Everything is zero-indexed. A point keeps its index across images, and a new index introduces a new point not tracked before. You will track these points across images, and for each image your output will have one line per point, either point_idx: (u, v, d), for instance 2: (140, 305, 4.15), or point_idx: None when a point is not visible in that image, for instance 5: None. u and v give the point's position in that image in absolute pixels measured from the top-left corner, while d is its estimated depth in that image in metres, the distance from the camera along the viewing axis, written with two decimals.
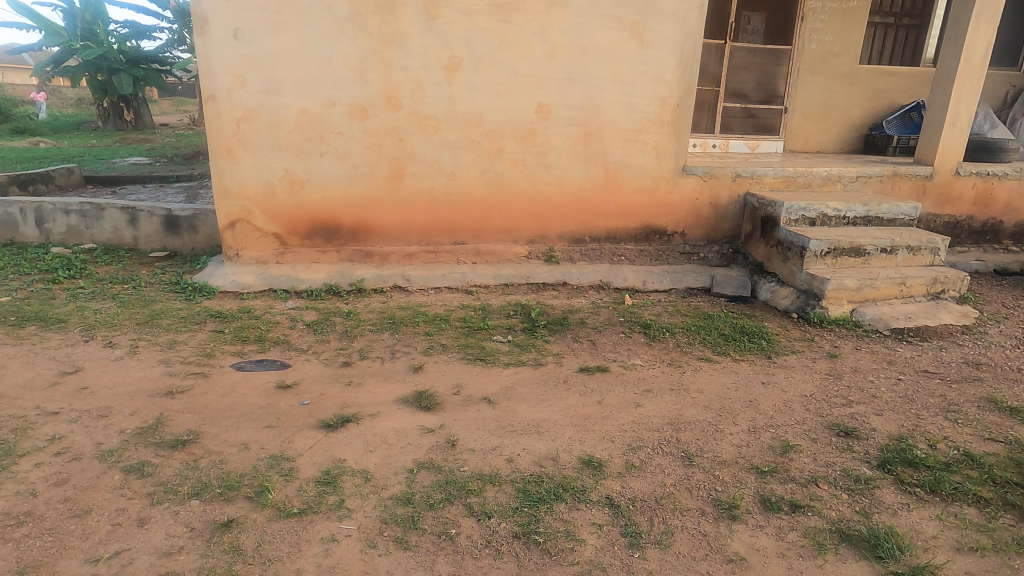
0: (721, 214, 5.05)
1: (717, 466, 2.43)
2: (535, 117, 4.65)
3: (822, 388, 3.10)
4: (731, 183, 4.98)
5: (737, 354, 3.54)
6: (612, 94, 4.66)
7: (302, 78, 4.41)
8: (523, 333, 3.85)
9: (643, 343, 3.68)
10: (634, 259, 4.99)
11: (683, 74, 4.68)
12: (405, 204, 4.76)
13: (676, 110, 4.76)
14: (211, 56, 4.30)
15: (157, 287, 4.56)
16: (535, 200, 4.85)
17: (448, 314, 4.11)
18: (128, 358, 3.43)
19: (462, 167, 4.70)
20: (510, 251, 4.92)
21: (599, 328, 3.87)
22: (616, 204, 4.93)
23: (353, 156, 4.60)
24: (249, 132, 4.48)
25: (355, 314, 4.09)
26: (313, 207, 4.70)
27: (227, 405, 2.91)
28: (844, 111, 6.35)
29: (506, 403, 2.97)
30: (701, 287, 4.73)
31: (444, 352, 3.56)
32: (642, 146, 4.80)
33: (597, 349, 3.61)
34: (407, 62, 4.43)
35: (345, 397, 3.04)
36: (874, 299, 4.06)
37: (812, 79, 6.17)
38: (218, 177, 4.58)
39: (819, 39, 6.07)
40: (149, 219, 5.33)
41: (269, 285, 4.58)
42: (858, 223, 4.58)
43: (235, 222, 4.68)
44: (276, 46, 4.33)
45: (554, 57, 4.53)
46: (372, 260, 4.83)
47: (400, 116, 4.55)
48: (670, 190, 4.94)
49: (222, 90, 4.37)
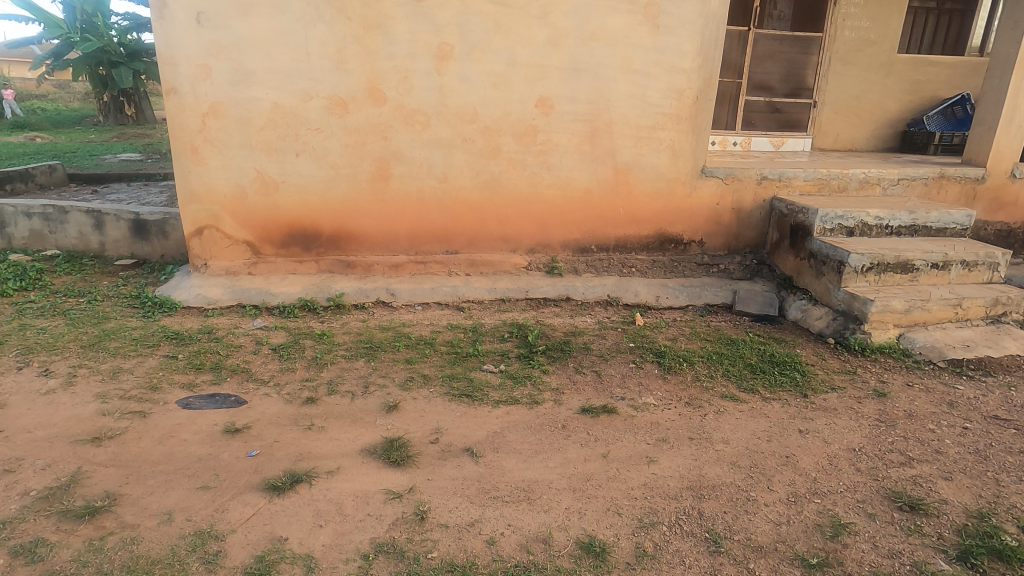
0: (744, 221, 4.51)
1: (751, 555, 1.92)
2: (537, 112, 4.14)
3: (873, 440, 2.58)
4: (755, 187, 4.44)
5: (767, 391, 3.02)
6: (624, 86, 4.13)
7: (275, 68, 3.93)
8: (517, 362, 3.35)
9: (657, 376, 3.15)
10: (646, 271, 4.47)
11: (704, 62, 4.13)
12: (391, 209, 4.28)
13: (695, 104, 4.22)
14: (171, 43, 3.84)
15: (114, 301, 4.11)
16: (535, 204, 4.34)
17: (434, 337, 3.61)
18: (60, 392, 2.97)
19: (454, 167, 4.21)
20: (508, 261, 4.42)
21: (606, 356, 3.35)
22: (626, 209, 4.41)
23: (333, 155, 4.13)
24: (216, 128, 4.03)
25: (328, 336, 3.60)
26: (289, 212, 4.23)
27: (161, 458, 2.45)
28: (879, 105, 5.76)
29: (494, 458, 2.47)
30: (722, 304, 4.21)
31: (425, 386, 3.07)
32: (655, 144, 4.27)
33: (603, 383, 3.09)
34: (392, 49, 3.93)
35: (303, 445, 2.56)
36: (924, 322, 3.53)
37: (845, 70, 5.60)
38: (183, 178, 4.13)
39: (854, 25, 5.49)
40: (115, 223, 4.89)
41: (238, 299, 4.08)
42: (902, 233, 4.03)
43: (203, 228, 4.23)
44: (244, 31, 3.85)
45: (558, 43, 4.00)
46: (354, 271, 4.35)
47: (384, 110, 4.06)
48: (687, 194, 4.41)
49: (185, 81, 3.92)
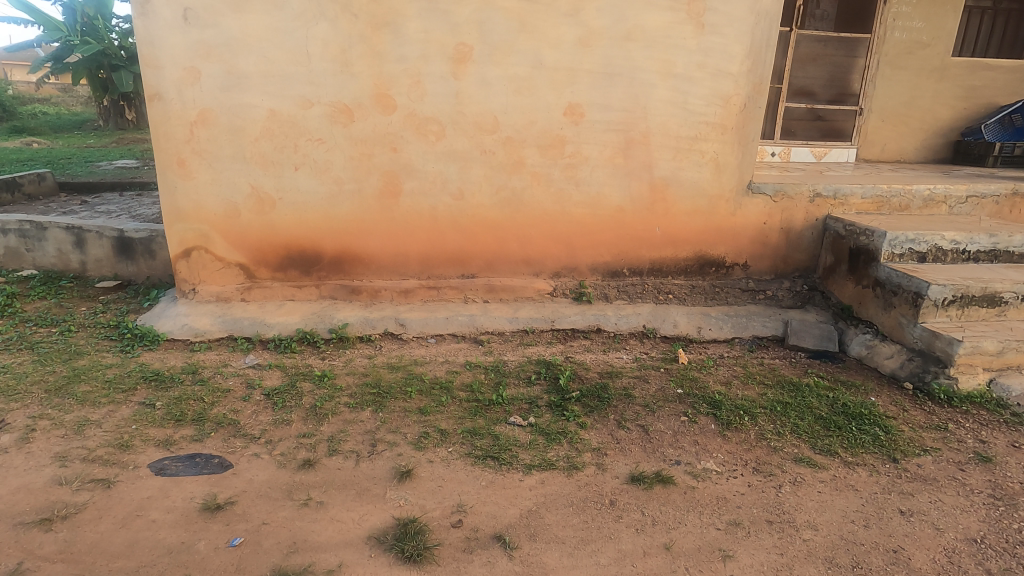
0: (794, 242, 4.04)
1: None
2: (564, 121, 3.68)
3: (996, 527, 2.11)
4: (808, 205, 3.97)
5: (848, 454, 2.55)
6: (663, 92, 3.67)
7: (271, 71, 3.49)
8: (548, 413, 2.87)
9: (714, 434, 2.68)
10: (684, 297, 4.00)
11: (754, 65, 3.67)
12: (401, 228, 3.82)
13: (742, 112, 3.76)
14: (155, 43, 3.41)
15: (89, 332, 3.65)
16: (562, 224, 3.89)
17: (450, 380, 3.15)
18: (13, 451, 2.51)
19: (472, 182, 3.76)
20: (531, 286, 3.96)
21: (651, 407, 2.88)
22: (663, 229, 3.95)
23: (336, 169, 3.68)
24: (205, 138, 3.59)
25: (330, 378, 3.13)
26: (287, 232, 3.79)
27: (123, 549, 1.99)
28: (930, 113, 5.29)
29: (531, 552, 2.00)
30: (773, 337, 3.74)
31: (443, 446, 2.61)
32: (697, 157, 3.81)
33: (653, 443, 2.62)
34: (403, 51, 3.49)
35: (298, 530, 2.10)
36: (1017, 366, 3.06)
37: (895, 75, 5.12)
38: (169, 195, 3.69)
39: (905, 25, 5.01)
40: (97, 241, 4.45)
41: (228, 331, 3.62)
42: (980, 258, 3.57)
43: (191, 250, 3.79)
44: (237, 30, 3.42)
45: (589, 44, 3.55)
46: (359, 297, 3.89)
47: (393, 119, 3.61)
48: (730, 212, 3.94)
49: (171, 87, 3.49)
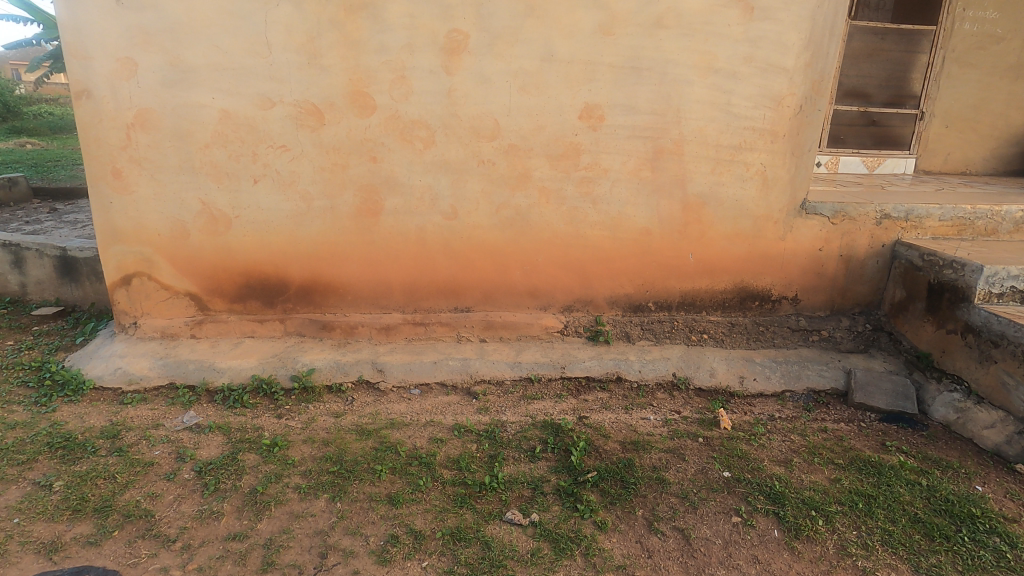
0: (854, 273, 3.35)
1: None
2: (579, 126, 3.03)
3: None
4: (873, 228, 3.28)
5: None
6: (701, 92, 3.00)
7: (223, 63, 2.87)
8: (557, 505, 2.21)
9: (779, 546, 2.00)
10: (722, 338, 3.32)
11: (813, 58, 2.99)
12: (381, 253, 3.18)
13: (798, 116, 3.08)
14: (81, 28, 2.79)
15: (4, 377, 3.03)
16: (575, 249, 3.23)
17: (432, 452, 2.49)
18: None
19: (467, 199, 3.11)
20: (536, 323, 3.30)
21: (692, 499, 2.21)
22: (697, 256, 3.27)
23: (303, 182, 3.05)
24: (146, 145, 2.97)
25: (282, 448, 2.49)
26: (245, 256, 3.16)
27: None
28: (1002, 118, 4.58)
29: None
30: (833, 390, 3.04)
31: (416, 558, 1.95)
32: (740, 171, 3.14)
33: (698, 560, 1.95)
34: (384, 39, 2.85)
35: None
36: None
37: (962, 74, 4.43)
38: (104, 211, 3.07)
39: (977, 16, 4.30)
40: (37, 260, 3.85)
41: (169, 377, 2.99)
42: None
43: (133, 277, 3.17)
44: (180, 13, 2.80)
45: (612, 32, 2.89)
46: (331, 335, 3.25)
47: (372, 122, 2.97)
48: (779, 236, 3.26)
49: (102, 82, 2.87)
